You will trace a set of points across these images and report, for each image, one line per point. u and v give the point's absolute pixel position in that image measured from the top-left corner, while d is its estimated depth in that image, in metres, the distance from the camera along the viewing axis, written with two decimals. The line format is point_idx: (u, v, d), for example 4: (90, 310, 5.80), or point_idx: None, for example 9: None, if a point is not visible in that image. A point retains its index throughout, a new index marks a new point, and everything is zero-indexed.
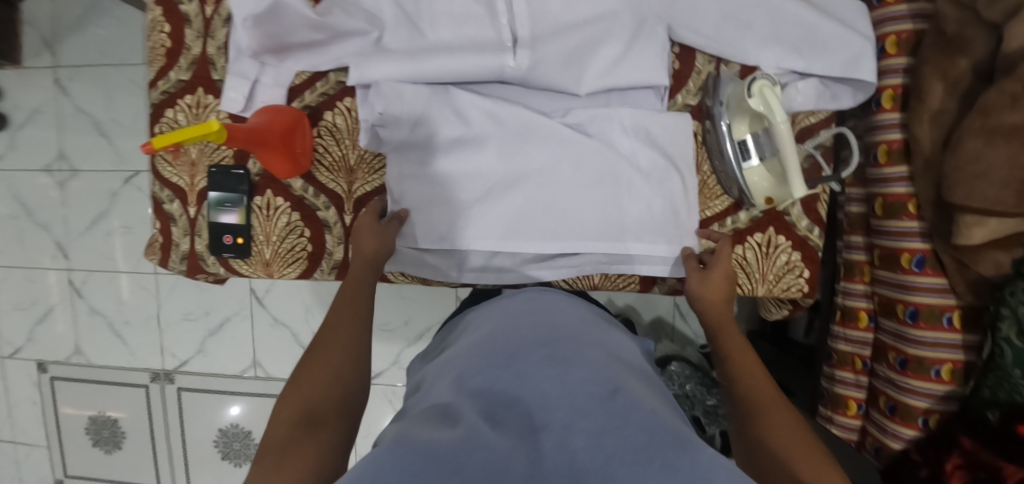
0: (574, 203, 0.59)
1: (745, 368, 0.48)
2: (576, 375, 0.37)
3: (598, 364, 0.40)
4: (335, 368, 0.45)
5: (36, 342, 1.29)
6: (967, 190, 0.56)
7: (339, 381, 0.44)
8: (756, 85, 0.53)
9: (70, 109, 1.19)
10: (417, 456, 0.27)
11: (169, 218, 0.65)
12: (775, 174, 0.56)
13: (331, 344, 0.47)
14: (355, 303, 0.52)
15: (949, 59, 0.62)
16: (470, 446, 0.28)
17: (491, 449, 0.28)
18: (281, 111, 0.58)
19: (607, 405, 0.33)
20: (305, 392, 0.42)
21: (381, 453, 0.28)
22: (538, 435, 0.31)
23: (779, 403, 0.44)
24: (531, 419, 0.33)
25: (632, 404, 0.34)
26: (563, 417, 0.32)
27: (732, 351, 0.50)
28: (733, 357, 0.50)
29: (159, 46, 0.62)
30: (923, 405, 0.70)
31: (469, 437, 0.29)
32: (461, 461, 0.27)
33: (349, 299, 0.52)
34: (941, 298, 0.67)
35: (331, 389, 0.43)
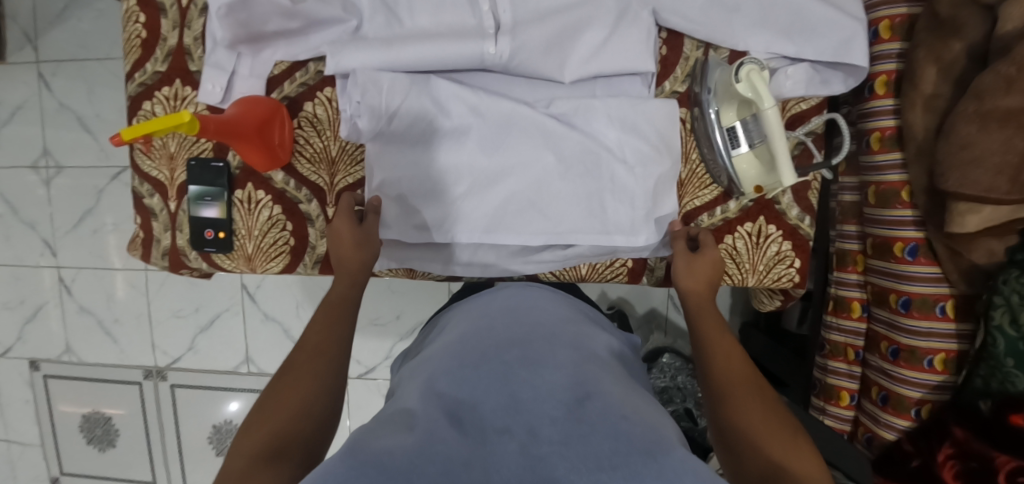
0: (557, 196, 0.58)
1: (721, 352, 0.49)
2: (546, 379, 0.37)
3: (571, 367, 0.40)
4: (305, 399, 0.44)
5: (26, 341, 1.28)
6: (959, 177, 0.55)
7: (307, 413, 0.43)
8: (744, 69, 0.52)
9: (53, 104, 1.18)
10: (369, 463, 0.26)
11: (150, 213, 0.63)
12: (763, 160, 0.55)
13: (304, 371, 0.46)
14: (334, 327, 0.51)
15: (942, 42, 0.60)
16: (424, 452, 0.28)
17: (445, 456, 0.28)
18: (257, 102, 0.56)
19: (572, 414, 0.33)
20: (270, 422, 0.41)
21: (335, 461, 0.27)
22: (497, 439, 0.31)
23: (747, 385, 0.45)
24: (492, 423, 0.33)
25: (601, 411, 0.33)
26: (526, 423, 0.32)
27: (707, 330, 0.51)
28: (708, 340, 0.50)
29: (134, 37, 0.61)
30: (915, 395, 0.69)
31: (425, 443, 0.29)
32: (415, 468, 0.26)
33: (329, 319, 0.52)
34: (934, 287, 0.67)
35: (298, 422, 0.42)
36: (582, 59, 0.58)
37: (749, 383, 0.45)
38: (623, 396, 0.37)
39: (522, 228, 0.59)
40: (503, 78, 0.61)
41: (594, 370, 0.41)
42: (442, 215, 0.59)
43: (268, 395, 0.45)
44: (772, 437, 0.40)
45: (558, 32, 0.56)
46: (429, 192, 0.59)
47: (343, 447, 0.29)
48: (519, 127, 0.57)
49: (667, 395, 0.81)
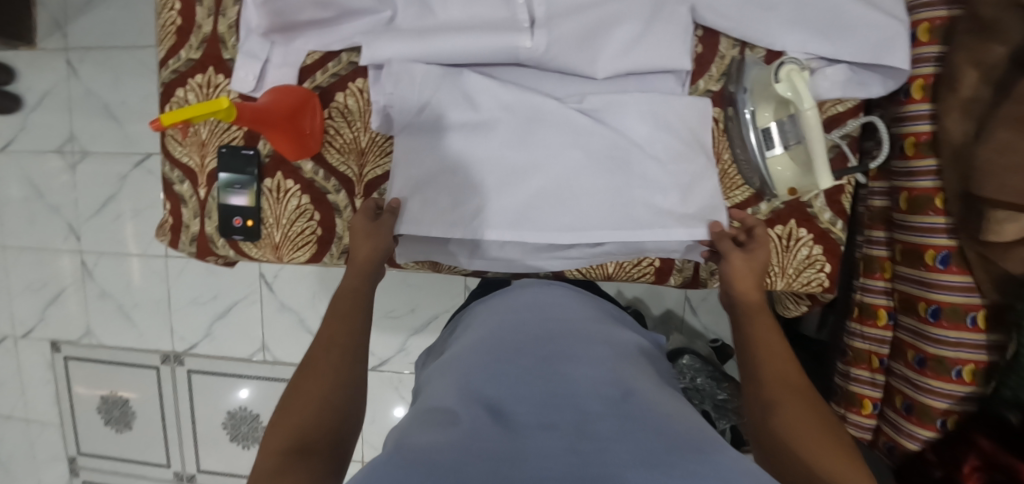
0: (585, 193, 0.56)
1: (771, 361, 0.48)
2: (581, 375, 0.37)
3: (605, 363, 0.40)
4: (325, 395, 0.44)
5: (49, 322, 1.30)
6: (997, 183, 0.55)
7: (328, 409, 0.43)
8: (784, 69, 0.51)
9: (80, 90, 1.19)
10: (418, 465, 0.27)
11: (179, 199, 0.64)
12: (799, 162, 0.54)
13: (322, 367, 0.46)
14: (348, 320, 0.51)
15: (984, 45, 0.59)
16: (468, 451, 0.28)
17: (493, 455, 0.28)
18: (291, 91, 0.57)
19: (616, 408, 0.33)
20: (293, 420, 0.42)
21: (385, 461, 0.28)
22: (544, 434, 0.31)
23: (800, 397, 0.45)
24: (535, 419, 0.33)
25: (643, 407, 0.33)
26: (572, 420, 0.32)
27: (759, 340, 0.51)
28: (759, 349, 0.50)
29: (169, 24, 0.62)
30: (941, 405, 0.68)
31: (470, 442, 0.29)
32: (464, 467, 0.27)
33: (343, 310, 0.52)
34: (965, 297, 0.65)
35: (320, 418, 0.42)
36: (616, 55, 0.57)
37: (801, 391, 0.45)
38: (660, 394, 0.37)
39: (551, 227, 0.57)
40: (535, 73, 0.61)
41: (627, 367, 0.41)
42: (469, 207, 0.57)
43: (288, 394, 0.45)
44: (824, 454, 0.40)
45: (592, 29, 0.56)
46: (456, 186, 0.58)
47: (387, 446, 0.31)
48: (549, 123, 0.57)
49: (685, 396, 0.80)
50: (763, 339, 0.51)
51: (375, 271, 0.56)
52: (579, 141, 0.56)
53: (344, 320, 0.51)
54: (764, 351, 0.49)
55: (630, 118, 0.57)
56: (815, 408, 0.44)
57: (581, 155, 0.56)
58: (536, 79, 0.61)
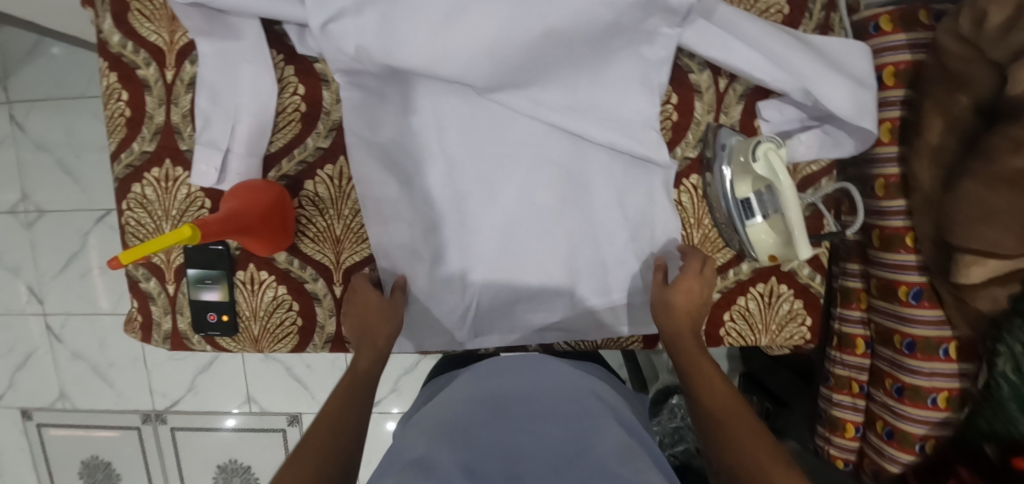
0: (557, 286, 0.60)
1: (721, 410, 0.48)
2: (550, 438, 0.47)
3: (573, 427, 0.49)
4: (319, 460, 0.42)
5: (17, 389, 1.24)
6: (973, 233, 0.57)
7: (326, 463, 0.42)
8: (760, 147, 0.50)
9: (29, 146, 1.12)
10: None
11: (147, 297, 0.61)
12: (779, 231, 0.54)
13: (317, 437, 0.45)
14: (355, 396, 0.51)
15: (950, 95, 0.60)
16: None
17: None
18: (257, 189, 0.53)
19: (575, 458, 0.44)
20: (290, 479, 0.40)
21: None
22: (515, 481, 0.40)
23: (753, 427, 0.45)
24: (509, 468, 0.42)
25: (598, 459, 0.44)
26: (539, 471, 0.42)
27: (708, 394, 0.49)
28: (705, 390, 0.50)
29: (118, 115, 0.58)
30: (920, 431, 0.71)
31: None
32: None
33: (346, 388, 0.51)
34: (937, 330, 0.68)
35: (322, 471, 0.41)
36: (587, 99, 0.54)
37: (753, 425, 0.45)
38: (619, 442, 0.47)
39: (523, 316, 0.61)
40: (504, 111, 0.56)
41: (594, 425, 0.50)
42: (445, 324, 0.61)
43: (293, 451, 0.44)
44: None
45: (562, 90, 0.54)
46: (425, 288, 0.60)
47: None
48: (513, 237, 0.59)
49: (678, 435, 0.81)
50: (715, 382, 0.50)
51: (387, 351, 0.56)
52: (558, 212, 0.58)
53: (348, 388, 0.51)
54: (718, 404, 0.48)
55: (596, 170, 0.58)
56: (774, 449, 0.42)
57: (543, 261, 0.59)
58: (509, 117, 0.56)
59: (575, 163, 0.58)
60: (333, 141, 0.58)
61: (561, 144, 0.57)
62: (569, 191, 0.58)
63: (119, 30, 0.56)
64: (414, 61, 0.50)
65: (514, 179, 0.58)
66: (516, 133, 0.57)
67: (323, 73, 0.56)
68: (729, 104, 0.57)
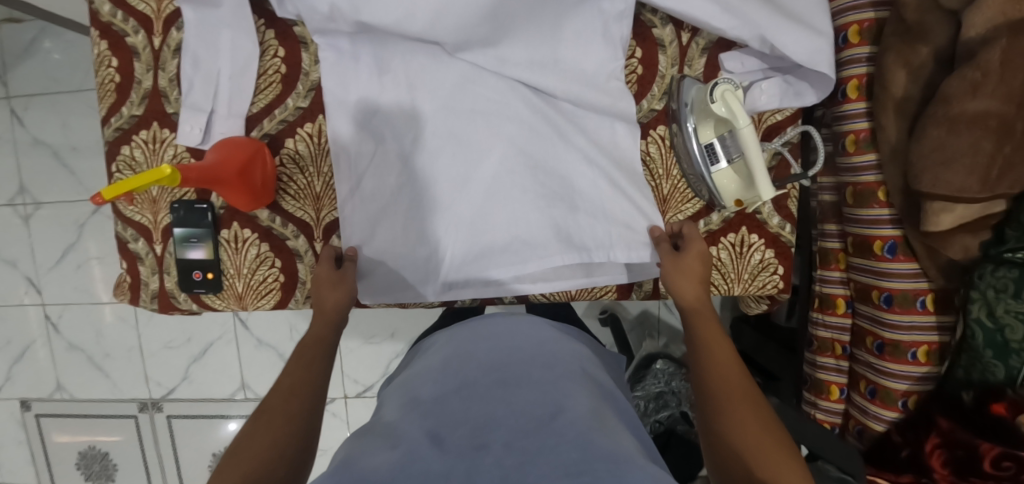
0: (529, 238, 0.60)
1: (727, 402, 0.47)
2: (520, 401, 0.44)
3: (543, 388, 0.46)
4: (276, 439, 0.43)
5: (15, 381, 1.26)
6: (932, 178, 0.57)
7: (280, 446, 0.43)
8: (719, 89, 0.52)
9: (27, 140, 1.15)
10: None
11: (136, 258, 0.63)
12: (742, 175, 0.56)
13: (274, 417, 0.45)
14: (311, 369, 0.51)
15: (909, 46, 0.62)
16: (404, 469, 0.34)
17: (427, 461, 0.35)
18: (239, 144, 0.56)
19: (548, 420, 0.40)
20: (246, 464, 0.40)
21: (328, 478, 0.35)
22: (480, 451, 0.37)
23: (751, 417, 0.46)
24: (476, 434, 0.39)
25: (567, 425, 0.39)
26: (503, 438, 0.38)
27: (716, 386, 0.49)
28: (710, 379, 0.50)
29: (108, 81, 0.60)
30: (902, 387, 0.72)
31: (407, 455, 0.36)
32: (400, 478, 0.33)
33: (305, 360, 0.52)
34: (913, 283, 0.69)
35: (276, 456, 0.42)
36: (552, 55, 0.58)
37: (755, 405, 0.47)
38: (589, 405, 0.44)
39: (494, 270, 0.62)
40: (471, 68, 0.58)
41: (568, 386, 0.47)
42: (420, 281, 0.62)
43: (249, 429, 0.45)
44: None
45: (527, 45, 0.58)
46: (399, 241, 0.62)
47: (335, 466, 0.37)
48: (484, 188, 0.59)
49: (662, 401, 0.81)
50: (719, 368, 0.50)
51: (340, 318, 0.58)
52: (529, 165, 0.59)
53: (306, 367, 0.52)
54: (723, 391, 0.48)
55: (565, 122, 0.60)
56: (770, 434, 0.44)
57: (516, 213, 0.60)
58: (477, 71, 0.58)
59: (545, 118, 0.59)
60: (311, 101, 0.60)
61: (528, 99, 0.59)
62: (537, 144, 0.59)
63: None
64: (386, 17, 0.52)
65: (488, 135, 0.59)
66: (486, 87, 0.58)
67: (302, 36, 0.59)
68: (692, 57, 0.60)
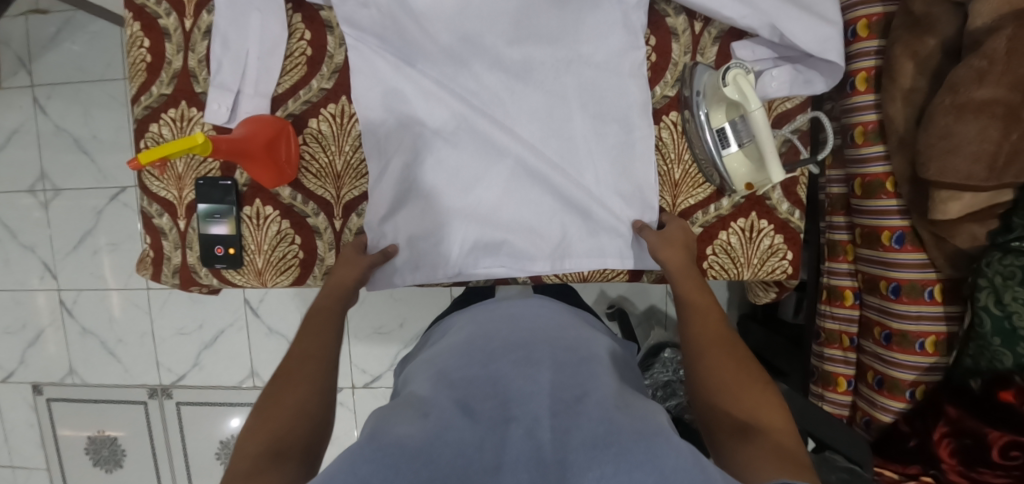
0: (543, 220, 0.62)
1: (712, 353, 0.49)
2: (548, 377, 0.43)
3: (569, 367, 0.46)
4: (300, 400, 0.44)
5: (28, 365, 1.27)
6: (940, 166, 0.58)
7: (303, 413, 0.43)
8: (730, 74, 0.54)
9: (49, 127, 1.18)
10: (394, 449, 0.34)
11: (159, 233, 0.64)
12: (753, 158, 0.57)
13: (294, 381, 0.46)
14: (321, 338, 0.51)
15: (917, 38, 0.63)
16: (438, 438, 0.35)
17: (458, 442, 0.35)
18: (266, 122, 0.58)
19: (576, 401, 0.40)
20: (270, 427, 0.41)
21: (361, 447, 0.35)
22: (510, 426, 0.38)
23: (736, 368, 0.48)
24: (506, 410, 0.40)
25: (593, 406, 0.39)
26: (534, 411, 0.38)
27: (705, 344, 0.50)
28: (697, 336, 0.51)
29: (139, 61, 0.63)
30: (910, 378, 0.72)
31: (437, 429, 0.36)
32: (433, 453, 0.34)
33: (316, 327, 0.53)
34: (921, 273, 0.69)
35: (298, 419, 0.42)
36: (570, 39, 0.60)
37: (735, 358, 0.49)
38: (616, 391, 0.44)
39: (508, 251, 0.62)
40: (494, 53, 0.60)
41: (593, 369, 0.47)
42: (434, 262, 0.62)
43: (271, 395, 0.45)
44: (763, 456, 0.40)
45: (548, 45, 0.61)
46: (415, 216, 0.62)
47: (366, 434, 0.37)
48: (506, 168, 0.61)
49: (669, 390, 0.82)
50: (708, 328, 0.52)
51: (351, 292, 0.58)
52: (548, 149, 0.62)
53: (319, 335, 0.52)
54: (708, 343, 0.50)
55: (583, 113, 0.62)
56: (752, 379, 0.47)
57: (530, 203, 0.62)
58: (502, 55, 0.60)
59: (561, 114, 0.62)
60: (335, 82, 0.62)
61: (548, 95, 0.62)
62: (557, 128, 0.62)
63: None
64: None
65: (506, 132, 0.61)
66: (513, 73, 0.61)
67: (328, 20, 0.62)
68: (705, 45, 0.61)
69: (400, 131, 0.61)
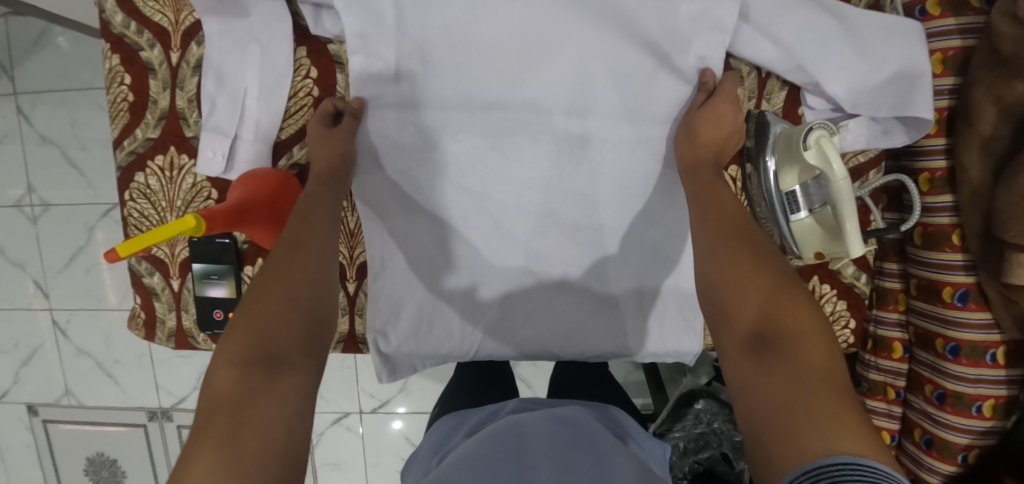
0: (571, 278, 0.60)
1: (724, 259, 0.42)
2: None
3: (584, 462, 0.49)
4: (299, 294, 0.41)
5: (22, 385, 1.22)
6: (1021, 230, 0.53)
7: (307, 314, 0.40)
8: (813, 135, 0.49)
9: (34, 138, 1.09)
10: None
11: (151, 293, 0.58)
12: (825, 226, 0.52)
13: (275, 274, 0.41)
14: (322, 203, 0.49)
15: (1005, 82, 0.55)
16: None
17: None
18: (263, 178, 0.51)
19: None
20: (253, 321, 0.38)
21: None
22: None
23: (746, 257, 0.42)
24: None
25: None
26: None
27: (711, 227, 0.45)
28: (699, 214, 0.47)
29: (119, 99, 0.55)
30: (962, 441, 0.67)
31: None
32: None
33: (319, 214, 0.47)
34: (984, 335, 0.64)
35: (290, 314, 0.39)
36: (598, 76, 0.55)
37: (736, 233, 0.44)
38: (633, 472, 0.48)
39: (545, 310, 0.60)
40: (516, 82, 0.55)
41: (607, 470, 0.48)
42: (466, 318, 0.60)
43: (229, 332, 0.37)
44: (819, 407, 0.32)
45: (581, 89, 0.55)
46: (438, 273, 0.59)
47: None
48: (537, 218, 0.59)
49: (702, 441, 0.78)
50: (704, 189, 0.49)
51: (339, 177, 0.52)
52: (575, 192, 0.58)
53: (315, 204, 0.48)
54: (719, 232, 0.44)
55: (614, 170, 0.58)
56: (759, 267, 0.41)
57: (554, 286, 0.60)
58: (529, 93, 0.56)
59: (588, 180, 0.58)
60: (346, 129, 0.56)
61: (574, 149, 0.57)
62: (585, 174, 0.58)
63: (121, 9, 0.52)
64: None
65: (525, 192, 0.58)
66: (537, 116, 0.56)
67: (338, 55, 0.54)
68: (771, 91, 0.57)
69: (423, 166, 0.57)
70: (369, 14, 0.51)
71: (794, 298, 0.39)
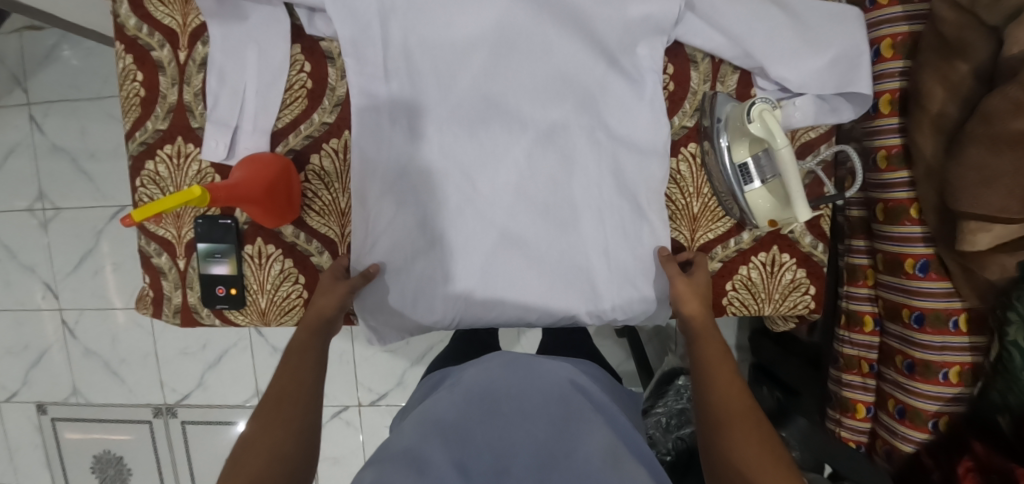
0: (545, 254, 0.63)
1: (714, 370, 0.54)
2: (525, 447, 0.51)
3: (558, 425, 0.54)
4: (296, 423, 0.50)
5: (32, 385, 1.26)
6: (974, 198, 0.55)
7: (297, 439, 0.49)
8: (756, 109, 0.54)
9: (47, 146, 1.16)
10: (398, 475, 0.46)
11: (159, 272, 0.62)
12: (777, 195, 0.58)
13: (279, 405, 0.51)
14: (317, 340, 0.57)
15: (948, 62, 0.60)
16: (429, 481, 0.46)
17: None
18: (262, 160, 0.56)
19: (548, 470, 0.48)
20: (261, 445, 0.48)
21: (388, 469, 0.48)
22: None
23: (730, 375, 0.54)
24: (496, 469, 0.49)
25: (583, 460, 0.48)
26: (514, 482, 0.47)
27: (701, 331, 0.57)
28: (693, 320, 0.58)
29: (132, 95, 0.60)
30: (932, 408, 0.69)
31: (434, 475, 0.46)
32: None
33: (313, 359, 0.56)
34: (946, 303, 0.67)
35: (287, 440, 0.49)
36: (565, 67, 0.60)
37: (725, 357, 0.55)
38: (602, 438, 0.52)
39: (518, 282, 0.63)
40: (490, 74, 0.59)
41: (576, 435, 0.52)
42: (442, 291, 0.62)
43: (231, 463, 0.47)
44: None
45: (550, 78, 0.60)
46: (418, 252, 0.62)
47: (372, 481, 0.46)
48: (511, 199, 0.62)
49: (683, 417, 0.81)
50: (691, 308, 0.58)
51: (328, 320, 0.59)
52: (548, 175, 0.62)
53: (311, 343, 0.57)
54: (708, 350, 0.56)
55: (584, 153, 0.62)
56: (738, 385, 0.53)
57: (531, 262, 0.63)
58: (501, 82, 0.60)
59: (562, 165, 0.62)
60: (337, 116, 0.61)
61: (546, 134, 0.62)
62: (556, 158, 0.62)
63: (134, 14, 0.58)
64: None
65: (498, 175, 0.62)
66: (508, 104, 0.60)
67: (329, 50, 0.60)
68: (725, 74, 0.61)
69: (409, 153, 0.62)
70: (356, 14, 0.56)
71: (754, 421, 0.50)
